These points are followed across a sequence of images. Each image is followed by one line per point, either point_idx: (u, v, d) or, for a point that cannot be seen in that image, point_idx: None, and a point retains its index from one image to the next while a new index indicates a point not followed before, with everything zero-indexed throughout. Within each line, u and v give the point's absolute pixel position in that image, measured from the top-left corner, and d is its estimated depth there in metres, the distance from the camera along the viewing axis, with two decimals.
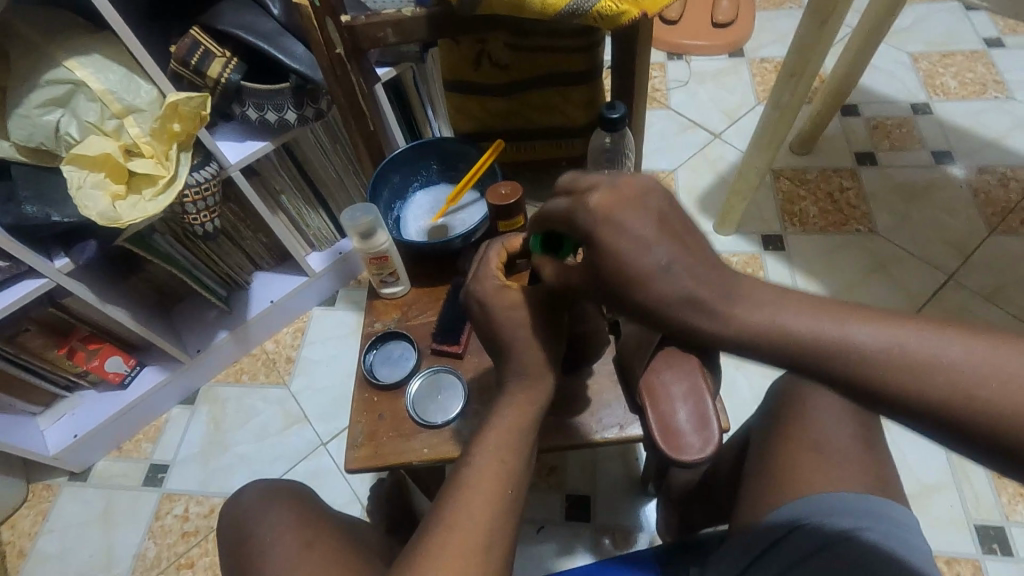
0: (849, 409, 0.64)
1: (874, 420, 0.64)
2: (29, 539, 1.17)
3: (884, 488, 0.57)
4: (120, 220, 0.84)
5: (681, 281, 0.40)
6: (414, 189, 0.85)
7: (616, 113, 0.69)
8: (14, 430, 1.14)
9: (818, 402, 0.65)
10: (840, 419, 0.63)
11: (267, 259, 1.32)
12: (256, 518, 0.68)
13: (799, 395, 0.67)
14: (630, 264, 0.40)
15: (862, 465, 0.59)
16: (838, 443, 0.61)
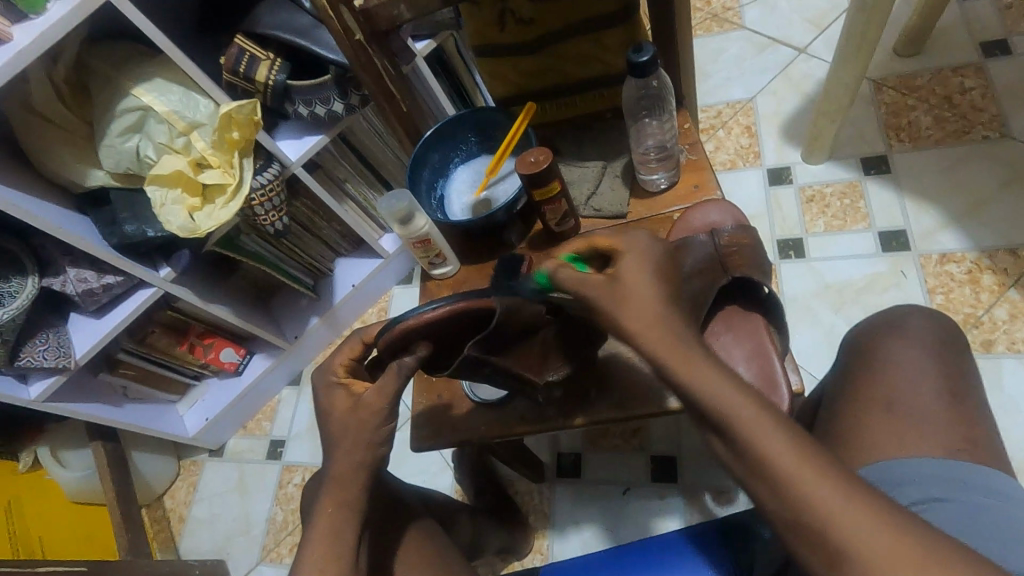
0: (930, 358, 0.61)
1: (963, 368, 0.61)
2: (186, 506, 1.37)
3: (973, 448, 0.56)
4: (198, 230, 0.92)
5: (673, 344, 0.51)
6: (455, 165, 0.84)
7: (644, 55, 0.62)
8: (158, 417, 1.32)
9: (897, 357, 0.62)
10: (922, 374, 0.60)
11: (344, 246, 1.38)
12: None
13: (877, 347, 0.63)
14: (638, 302, 0.52)
15: (951, 426, 0.57)
16: (919, 403, 0.58)
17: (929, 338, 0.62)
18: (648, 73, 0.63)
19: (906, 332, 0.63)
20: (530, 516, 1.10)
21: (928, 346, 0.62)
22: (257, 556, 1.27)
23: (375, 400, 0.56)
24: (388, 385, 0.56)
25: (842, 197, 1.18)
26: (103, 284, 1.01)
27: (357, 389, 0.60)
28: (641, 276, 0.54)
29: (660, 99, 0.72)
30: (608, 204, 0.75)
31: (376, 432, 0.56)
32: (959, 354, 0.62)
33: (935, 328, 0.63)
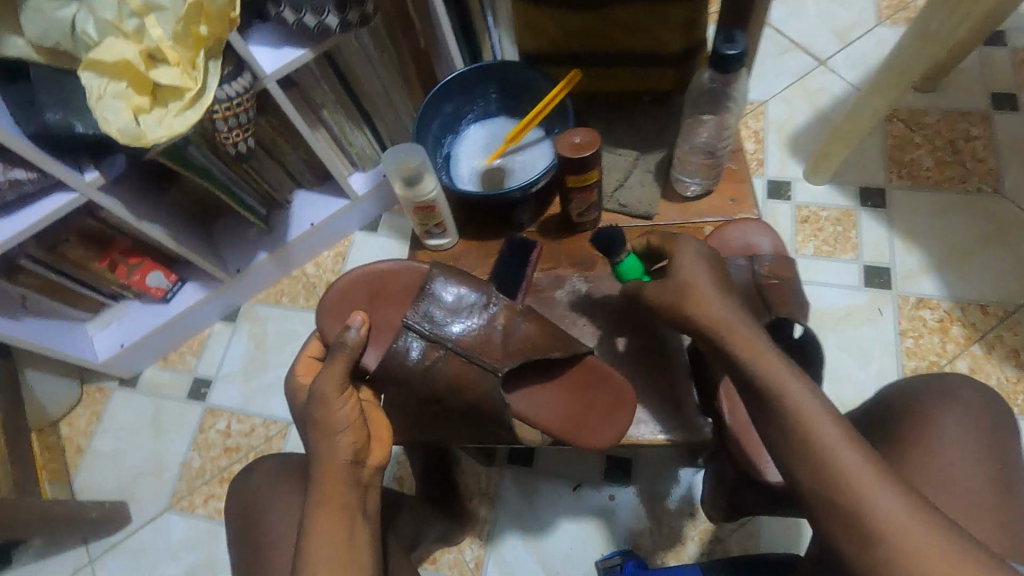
0: (976, 432, 0.62)
1: (1006, 444, 0.62)
2: (86, 436, 1.23)
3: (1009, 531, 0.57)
4: (143, 138, 0.77)
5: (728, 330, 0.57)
6: (468, 121, 0.73)
7: (732, 49, 0.54)
8: (63, 335, 1.15)
9: (945, 426, 0.62)
10: (966, 447, 0.61)
11: (309, 178, 1.23)
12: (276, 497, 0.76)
13: (921, 413, 0.64)
14: (698, 287, 0.59)
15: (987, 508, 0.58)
16: (962, 478, 0.60)
17: (975, 411, 0.63)
18: (730, 71, 0.55)
19: (956, 402, 0.64)
20: (474, 499, 1.05)
21: (971, 417, 0.63)
22: (165, 503, 1.15)
23: (325, 388, 0.63)
24: (330, 385, 0.63)
25: (836, 224, 1.16)
26: (10, 179, 0.83)
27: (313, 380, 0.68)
28: (694, 270, 0.60)
29: (723, 96, 0.62)
30: (633, 201, 0.70)
31: (338, 456, 0.61)
32: (1006, 431, 0.63)
33: (983, 399, 0.64)
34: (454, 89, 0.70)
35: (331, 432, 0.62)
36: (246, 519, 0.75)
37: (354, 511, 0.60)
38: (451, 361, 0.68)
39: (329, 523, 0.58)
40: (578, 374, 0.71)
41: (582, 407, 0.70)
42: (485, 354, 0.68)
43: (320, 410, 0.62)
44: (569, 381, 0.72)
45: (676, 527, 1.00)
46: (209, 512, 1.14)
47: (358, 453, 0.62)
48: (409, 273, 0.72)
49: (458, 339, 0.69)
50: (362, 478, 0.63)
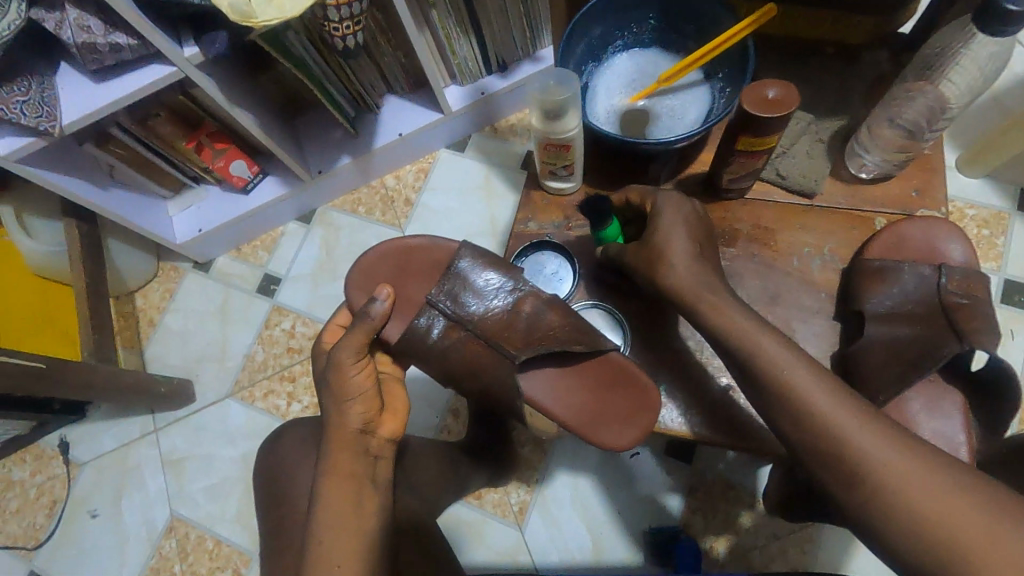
0: None
1: None
2: (158, 311, 1.25)
3: None
4: (252, 19, 0.70)
5: (699, 290, 0.62)
6: (616, 50, 0.68)
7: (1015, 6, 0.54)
8: (145, 210, 1.15)
9: None
10: None
11: (403, 83, 1.15)
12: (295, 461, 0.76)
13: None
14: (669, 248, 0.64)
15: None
16: None
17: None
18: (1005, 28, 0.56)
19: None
20: (526, 447, 1.03)
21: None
22: (227, 389, 1.19)
23: (344, 356, 0.60)
24: (349, 353, 0.61)
25: (982, 226, 1.02)
26: (110, 44, 0.78)
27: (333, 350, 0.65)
28: (673, 234, 0.64)
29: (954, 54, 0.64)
30: (793, 173, 0.73)
31: (353, 421, 0.59)
32: None
33: None
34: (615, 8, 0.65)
35: (346, 396, 0.60)
36: (288, 473, 0.75)
37: (361, 478, 0.58)
38: (470, 343, 0.66)
39: (343, 493, 0.57)
40: (595, 366, 0.67)
41: (603, 403, 0.67)
42: (508, 340, 0.66)
43: (335, 375, 0.60)
44: (594, 378, 0.67)
45: (731, 514, 0.97)
46: (267, 406, 1.16)
47: (369, 422, 0.60)
48: (440, 250, 0.70)
49: (483, 322, 0.66)
50: (370, 447, 0.60)
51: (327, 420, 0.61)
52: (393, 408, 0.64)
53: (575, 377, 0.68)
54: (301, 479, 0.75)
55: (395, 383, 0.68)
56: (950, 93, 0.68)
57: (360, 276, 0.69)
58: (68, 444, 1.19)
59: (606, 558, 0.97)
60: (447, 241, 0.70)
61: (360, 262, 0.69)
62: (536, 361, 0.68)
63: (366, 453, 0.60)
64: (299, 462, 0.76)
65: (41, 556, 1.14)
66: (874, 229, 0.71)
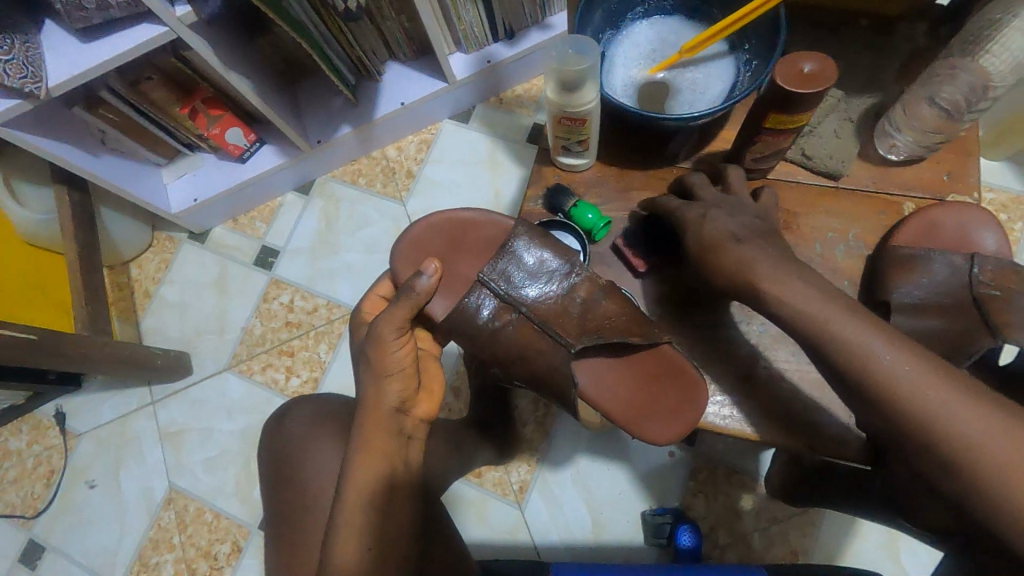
0: None
1: None
2: (154, 282, 1.23)
3: None
4: None
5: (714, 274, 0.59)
6: (635, 18, 0.64)
7: None
8: (139, 179, 1.11)
9: None
10: None
11: (406, 50, 1.10)
12: (302, 443, 0.74)
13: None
14: None
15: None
16: None
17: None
18: None
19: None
20: (529, 427, 1.02)
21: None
22: (225, 362, 1.17)
23: (387, 334, 0.57)
24: (394, 325, 0.58)
25: (1001, 211, 0.99)
26: (97, 0, 0.74)
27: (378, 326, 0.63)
28: None
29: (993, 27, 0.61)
30: (821, 157, 0.70)
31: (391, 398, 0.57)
32: None
33: None
34: None
35: (382, 373, 0.58)
36: (295, 455, 0.74)
37: (393, 459, 0.57)
38: (522, 327, 0.64)
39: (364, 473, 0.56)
40: (656, 359, 0.65)
41: (653, 397, 0.65)
42: (562, 326, 0.64)
43: (374, 350, 0.57)
44: (644, 370, 0.65)
45: (732, 496, 0.96)
46: (265, 380, 1.15)
47: (405, 401, 0.58)
48: (492, 227, 0.67)
49: (536, 305, 0.65)
50: (404, 426, 0.59)
51: (362, 396, 0.59)
52: (429, 388, 0.62)
53: (631, 368, 0.66)
54: (303, 458, 0.73)
55: (431, 361, 0.67)
56: (992, 67, 0.63)
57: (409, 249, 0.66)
58: (64, 415, 1.18)
59: (606, 538, 0.97)
60: (500, 218, 0.67)
61: (406, 232, 0.65)
62: (588, 350, 0.67)
63: (390, 433, 0.58)
64: (304, 436, 0.75)
65: (39, 525, 1.14)
66: (901, 214, 0.69)
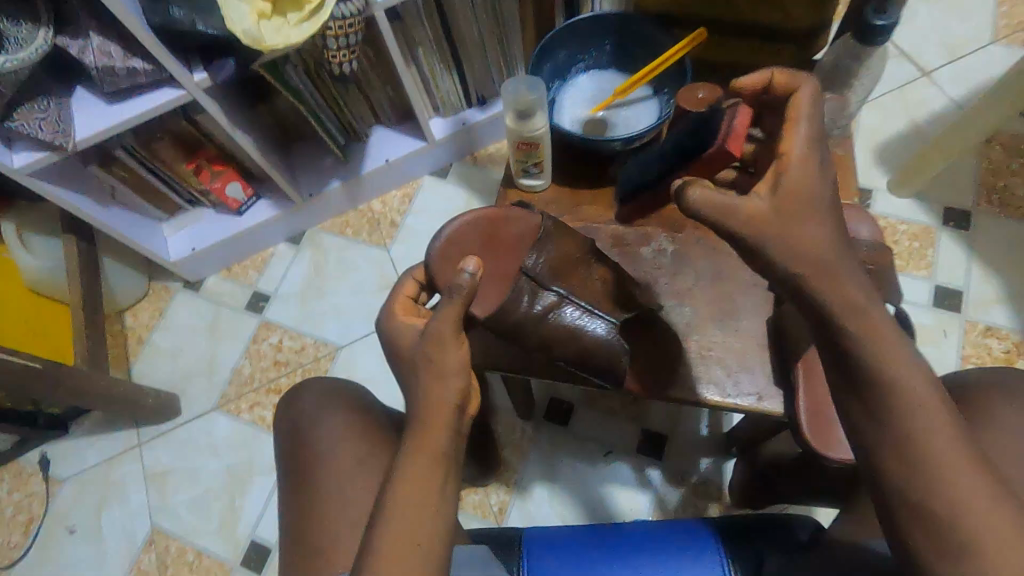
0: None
1: None
2: (148, 330, 1.29)
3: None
4: (262, 43, 0.80)
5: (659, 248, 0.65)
6: (578, 70, 0.75)
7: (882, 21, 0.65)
8: (142, 231, 1.21)
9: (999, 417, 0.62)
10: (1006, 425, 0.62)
11: (390, 116, 1.25)
12: (312, 424, 0.72)
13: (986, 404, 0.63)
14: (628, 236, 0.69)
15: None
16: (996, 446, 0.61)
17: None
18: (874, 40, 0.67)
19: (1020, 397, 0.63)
20: (506, 449, 1.08)
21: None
22: (213, 403, 1.21)
23: (442, 328, 0.54)
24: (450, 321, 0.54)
25: (913, 239, 1.14)
26: (128, 68, 0.87)
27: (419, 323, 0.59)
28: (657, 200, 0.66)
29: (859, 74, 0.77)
30: None
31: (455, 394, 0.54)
32: None
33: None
34: (581, 20, 0.71)
35: (437, 370, 0.54)
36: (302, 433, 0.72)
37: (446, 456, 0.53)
38: (564, 312, 0.62)
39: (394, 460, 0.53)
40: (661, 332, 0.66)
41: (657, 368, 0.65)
42: (602, 305, 0.63)
43: (434, 353, 0.54)
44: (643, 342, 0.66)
45: (701, 507, 1.01)
46: (253, 418, 1.19)
47: (464, 399, 0.55)
48: (526, 217, 0.62)
49: (573, 287, 0.63)
50: (461, 424, 0.55)
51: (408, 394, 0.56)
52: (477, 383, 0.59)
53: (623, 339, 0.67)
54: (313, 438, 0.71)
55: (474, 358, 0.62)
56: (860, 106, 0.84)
57: (440, 251, 0.58)
58: (49, 461, 1.20)
59: None
60: (529, 209, 0.62)
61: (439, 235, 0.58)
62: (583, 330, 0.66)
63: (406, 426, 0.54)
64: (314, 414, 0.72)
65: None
66: None
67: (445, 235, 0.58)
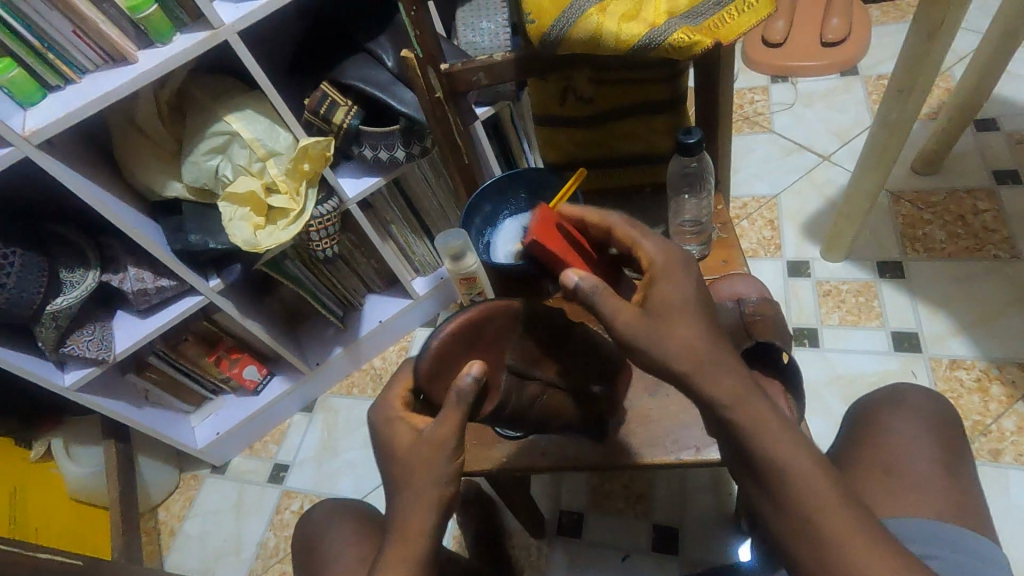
0: (925, 428, 0.69)
1: (956, 442, 0.69)
2: (178, 520, 1.35)
3: (964, 517, 0.62)
4: (258, 246, 1.01)
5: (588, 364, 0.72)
6: (503, 217, 0.94)
7: (692, 138, 0.75)
8: (172, 424, 1.34)
9: (896, 428, 0.70)
10: (914, 442, 0.68)
11: (378, 283, 1.45)
12: (318, 535, 0.82)
13: (877, 416, 0.72)
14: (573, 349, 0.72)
15: (945, 492, 0.64)
16: (910, 467, 0.66)
17: (924, 413, 0.70)
18: (693, 153, 0.75)
19: (905, 404, 0.72)
20: (526, 572, 1.09)
21: (926, 418, 0.70)
22: None
23: (437, 433, 0.59)
24: (450, 417, 0.59)
25: (858, 295, 1.24)
26: (157, 286, 1.08)
27: (417, 422, 0.63)
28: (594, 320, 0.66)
29: None
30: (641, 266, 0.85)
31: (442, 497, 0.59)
32: (954, 432, 0.69)
33: (931, 405, 0.71)
34: (498, 177, 0.92)
35: (421, 476, 0.59)
36: (309, 547, 0.81)
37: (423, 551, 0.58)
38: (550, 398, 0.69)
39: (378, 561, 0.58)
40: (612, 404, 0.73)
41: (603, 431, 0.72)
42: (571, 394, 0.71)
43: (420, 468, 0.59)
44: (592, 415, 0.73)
45: None
46: None
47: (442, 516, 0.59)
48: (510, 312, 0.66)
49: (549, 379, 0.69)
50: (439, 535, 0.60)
51: (386, 500, 0.61)
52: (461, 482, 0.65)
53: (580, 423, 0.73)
54: (320, 558, 0.79)
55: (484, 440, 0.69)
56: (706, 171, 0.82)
57: (431, 354, 0.62)
58: None
59: None
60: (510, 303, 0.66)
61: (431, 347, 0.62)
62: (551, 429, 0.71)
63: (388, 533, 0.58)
64: (321, 528, 0.83)
65: None
66: None
67: (436, 347, 0.62)
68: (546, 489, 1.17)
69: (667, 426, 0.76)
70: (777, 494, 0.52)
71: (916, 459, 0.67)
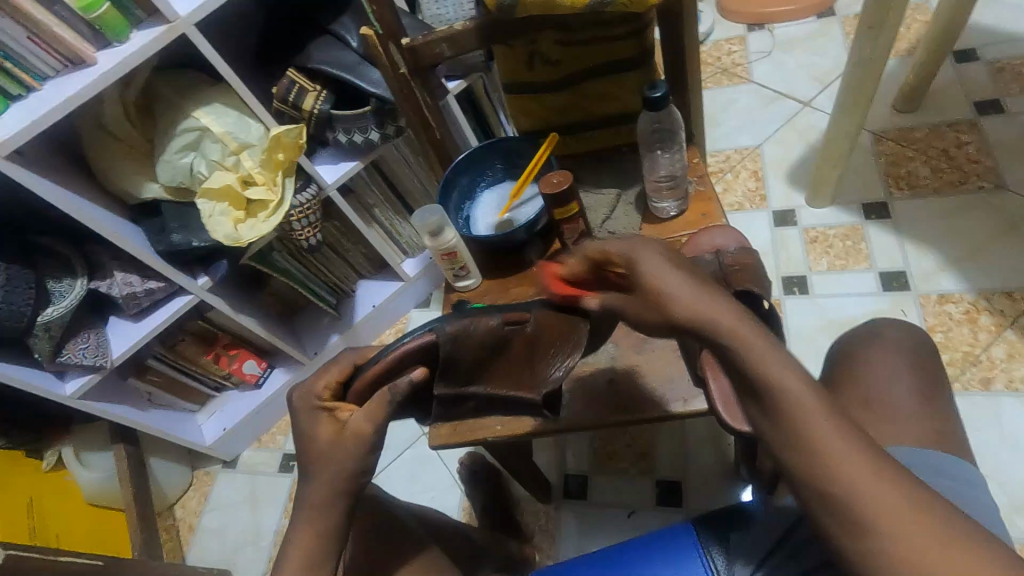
0: (905, 362, 0.70)
1: (935, 372, 0.70)
2: (196, 516, 1.38)
3: (947, 445, 0.64)
4: (241, 240, 1.01)
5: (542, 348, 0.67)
6: (481, 189, 0.94)
7: (659, 92, 0.74)
8: (178, 423, 1.36)
9: (876, 362, 0.70)
10: (895, 375, 0.69)
11: (368, 268, 1.45)
12: None
13: (859, 353, 0.73)
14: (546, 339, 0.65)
15: (923, 420, 0.65)
16: (891, 399, 0.67)
17: (903, 345, 0.71)
18: (660, 107, 0.74)
19: (884, 339, 0.72)
20: (536, 537, 1.12)
21: (906, 353, 0.70)
22: (263, 567, 1.29)
23: (360, 425, 0.58)
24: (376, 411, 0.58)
25: (845, 239, 1.24)
26: (146, 289, 1.08)
27: (342, 412, 0.60)
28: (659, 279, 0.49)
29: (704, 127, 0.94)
30: (620, 227, 0.86)
31: None
32: (932, 362, 0.70)
33: (910, 337, 0.72)
34: (475, 148, 0.91)
35: None
36: None
37: None
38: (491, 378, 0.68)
39: None
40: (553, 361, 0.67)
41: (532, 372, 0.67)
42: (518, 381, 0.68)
43: None
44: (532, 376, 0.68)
45: None
46: None
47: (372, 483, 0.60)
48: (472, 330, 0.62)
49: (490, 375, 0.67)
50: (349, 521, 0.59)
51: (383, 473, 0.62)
52: None
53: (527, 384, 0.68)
54: None
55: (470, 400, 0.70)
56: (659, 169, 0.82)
57: (364, 378, 0.60)
58: None
59: None
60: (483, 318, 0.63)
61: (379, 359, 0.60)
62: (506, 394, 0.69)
63: None
64: None
65: None
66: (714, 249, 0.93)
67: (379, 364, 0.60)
68: (549, 456, 1.19)
69: (655, 382, 0.77)
70: (787, 423, 0.47)
71: (895, 392, 0.68)
